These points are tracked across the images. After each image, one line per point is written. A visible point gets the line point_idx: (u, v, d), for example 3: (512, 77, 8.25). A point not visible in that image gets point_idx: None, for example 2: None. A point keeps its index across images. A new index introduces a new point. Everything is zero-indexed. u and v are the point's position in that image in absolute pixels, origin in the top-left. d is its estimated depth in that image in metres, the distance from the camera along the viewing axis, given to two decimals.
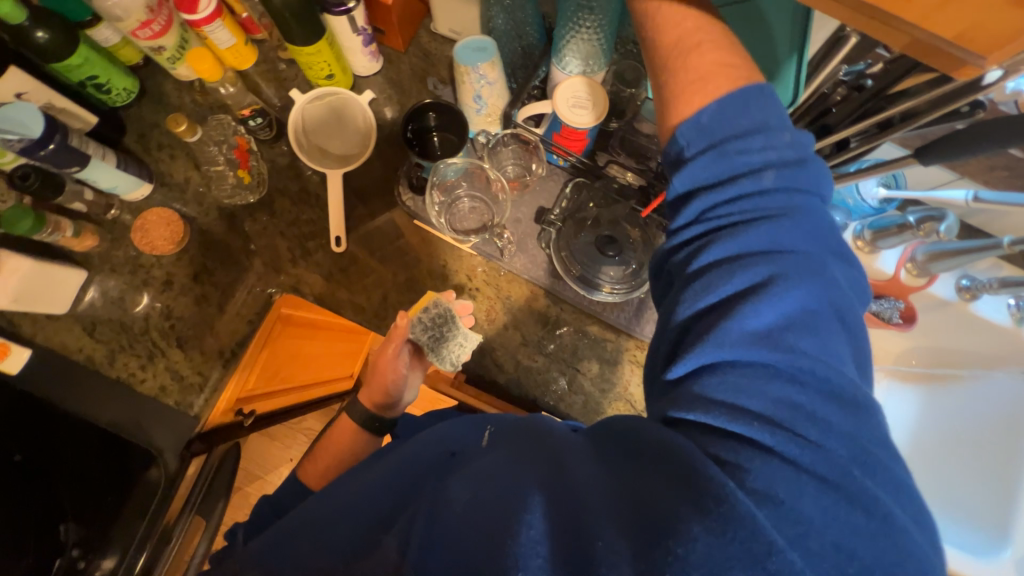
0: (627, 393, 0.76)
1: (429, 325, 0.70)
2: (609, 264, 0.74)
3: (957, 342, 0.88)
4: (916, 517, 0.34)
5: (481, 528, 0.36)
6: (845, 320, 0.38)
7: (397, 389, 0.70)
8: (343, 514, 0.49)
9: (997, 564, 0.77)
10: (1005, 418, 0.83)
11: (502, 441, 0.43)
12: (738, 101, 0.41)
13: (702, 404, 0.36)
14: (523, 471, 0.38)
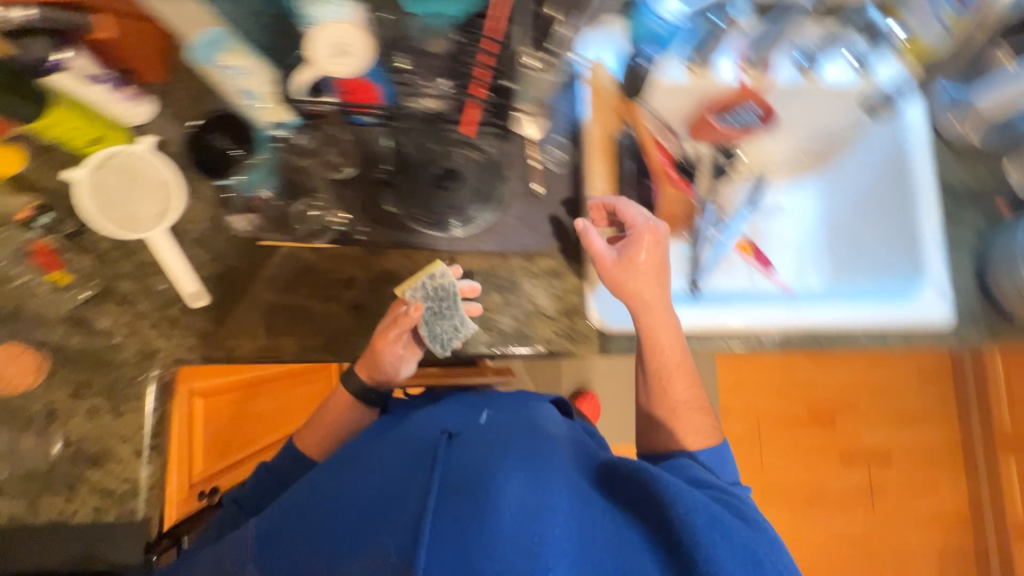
0: (536, 306, 0.76)
1: (430, 296, 0.71)
2: (460, 194, 0.75)
3: (825, 115, 0.90)
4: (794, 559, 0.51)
5: (525, 519, 0.47)
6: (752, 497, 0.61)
7: (392, 364, 0.72)
8: (354, 496, 0.56)
9: (917, 303, 0.80)
10: (889, 169, 0.87)
11: (509, 447, 0.58)
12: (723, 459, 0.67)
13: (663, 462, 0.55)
14: (548, 465, 0.55)
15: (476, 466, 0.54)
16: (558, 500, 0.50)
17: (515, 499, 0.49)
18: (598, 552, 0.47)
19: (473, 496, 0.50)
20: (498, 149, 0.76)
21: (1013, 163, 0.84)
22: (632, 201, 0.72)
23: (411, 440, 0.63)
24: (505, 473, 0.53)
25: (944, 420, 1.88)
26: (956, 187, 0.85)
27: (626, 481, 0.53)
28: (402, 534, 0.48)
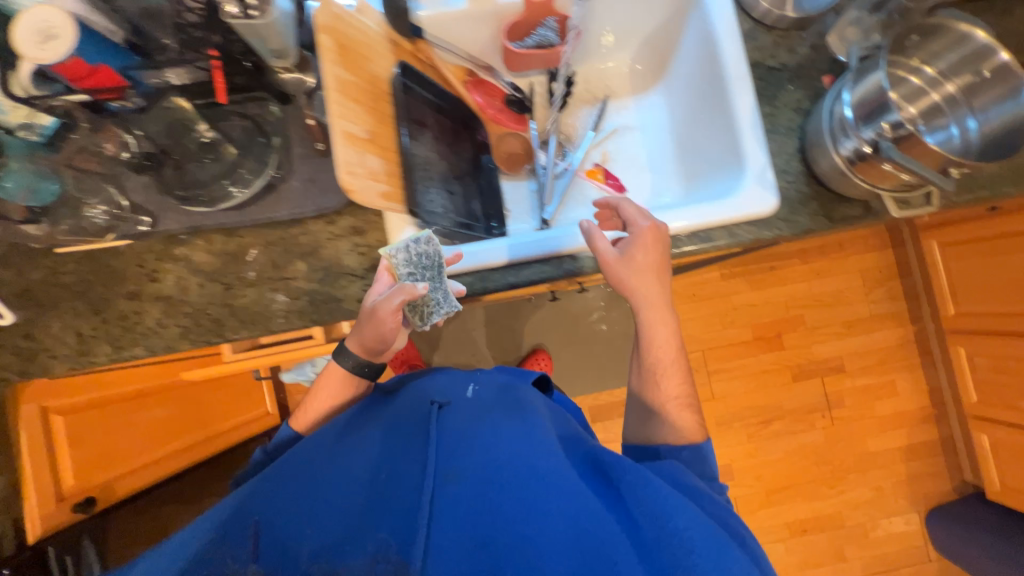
0: (343, 267, 0.75)
1: (416, 262, 0.71)
2: (229, 161, 0.71)
3: (644, 22, 0.91)
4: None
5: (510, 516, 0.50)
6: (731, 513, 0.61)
7: (384, 339, 0.70)
8: (344, 485, 0.58)
9: (738, 192, 0.76)
10: (702, 60, 0.83)
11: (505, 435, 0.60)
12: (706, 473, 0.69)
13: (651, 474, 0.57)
14: (537, 446, 0.58)
15: (473, 454, 0.58)
16: (553, 483, 0.53)
17: (513, 490, 0.53)
18: (581, 538, 0.48)
19: (469, 485, 0.54)
20: (272, 110, 0.74)
21: (831, 30, 0.78)
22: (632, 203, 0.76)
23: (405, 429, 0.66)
24: (500, 461, 0.56)
25: (895, 320, 1.84)
26: (774, 67, 0.79)
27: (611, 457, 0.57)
28: (393, 526, 0.52)
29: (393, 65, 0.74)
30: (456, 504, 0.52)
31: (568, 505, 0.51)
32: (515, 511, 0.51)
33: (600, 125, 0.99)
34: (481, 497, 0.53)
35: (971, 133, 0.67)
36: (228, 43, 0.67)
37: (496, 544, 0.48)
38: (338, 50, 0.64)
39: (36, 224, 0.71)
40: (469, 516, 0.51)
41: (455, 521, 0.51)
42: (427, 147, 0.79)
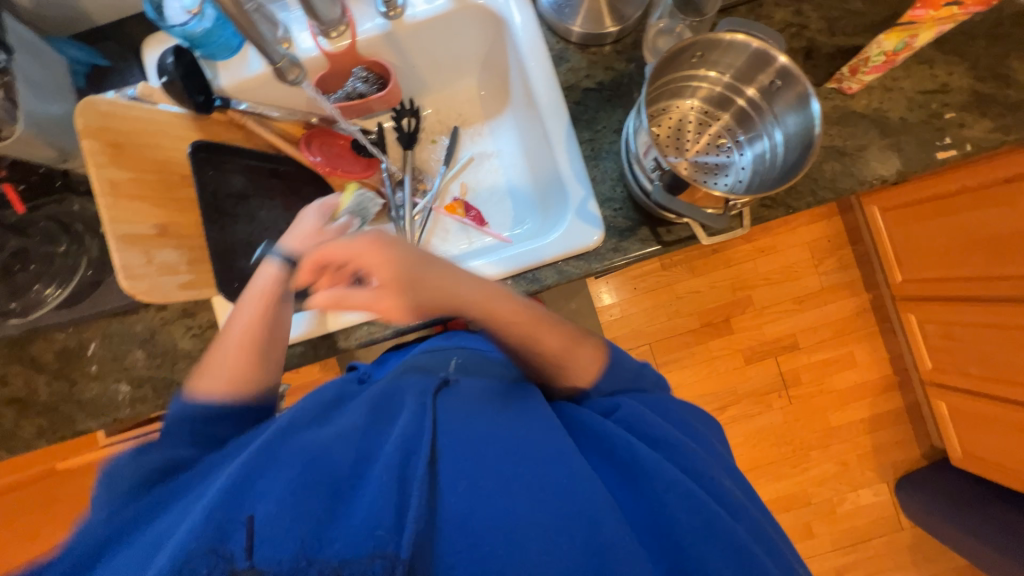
0: (179, 350, 0.76)
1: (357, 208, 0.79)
2: (43, 265, 0.73)
3: (474, 47, 0.87)
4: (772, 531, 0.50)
5: (528, 503, 0.43)
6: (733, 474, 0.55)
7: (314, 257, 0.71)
8: (320, 460, 0.43)
9: (563, 227, 0.74)
10: (526, 85, 0.80)
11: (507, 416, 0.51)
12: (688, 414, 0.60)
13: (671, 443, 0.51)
14: (549, 430, 0.50)
15: (476, 437, 0.47)
16: (562, 470, 0.46)
17: (545, 478, 0.44)
18: (604, 529, 0.42)
19: (490, 473, 0.44)
20: (78, 208, 0.75)
21: (643, 42, 0.74)
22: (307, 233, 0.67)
23: (387, 399, 0.52)
24: (518, 448, 0.47)
25: (849, 291, 1.77)
26: (590, 87, 0.75)
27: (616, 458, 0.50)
28: (384, 516, 0.39)
29: (190, 144, 0.73)
30: (473, 489, 0.43)
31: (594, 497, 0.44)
32: (535, 501, 0.43)
33: (454, 158, 0.97)
34: (500, 493, 0.43)
35: (778, 146, 0.63)
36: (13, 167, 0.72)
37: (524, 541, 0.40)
38: (111, 150, 0.64)
39: None
40: (486, 509, 0.42)
41: (471, 528, 0.41)
42: (251, 217, 0.79)
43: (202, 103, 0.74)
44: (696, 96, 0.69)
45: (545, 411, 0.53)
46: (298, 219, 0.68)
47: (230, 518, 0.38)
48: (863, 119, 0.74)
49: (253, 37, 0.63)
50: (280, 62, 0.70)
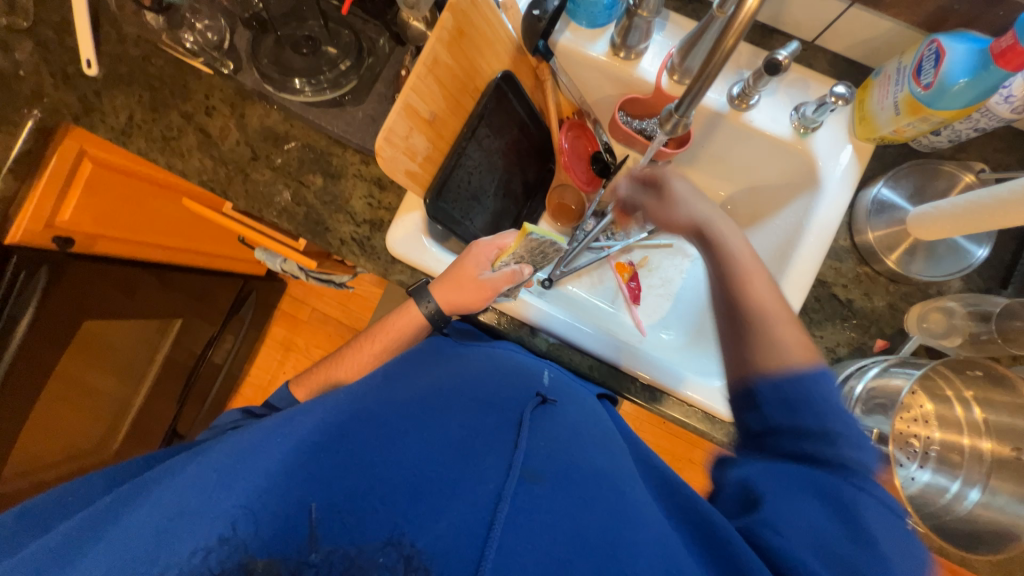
0: (348, 206, 0.78)
1: (532, 250, 0.70)
2: (320, 63, 0.75)
3: (760, 174, 0.83)
4: None
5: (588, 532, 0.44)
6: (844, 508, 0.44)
7: (472, 299, 0.70)
8: (396, 436, 0.49)
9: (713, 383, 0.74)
10: (780, 249, 0.78)
11: (586, 446, 0.54)
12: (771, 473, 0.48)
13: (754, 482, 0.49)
14: (627, 478, 0.51)
15: (557, 456, 0.51)
16: (628, 512, 0.47)
17: (603, 509, 0.46)
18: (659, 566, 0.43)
19: (557, 491, 0.47)
20: (379, 43, 0.77)
21: (920, 301, 0.70)
22: (461, 264, 0.69)
23: (481, 385, 0.59)
24: (594, 481, 0.49)
25: None
26: (838, 297, 0.73)
27: (789, 415, 0.50)
28: (453, 519, 0.43)
29: (500, 72, 0.75)
30: (547, 510, 0.45)
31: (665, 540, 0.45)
32: (598, 534, 0.44)
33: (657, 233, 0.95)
34: (560, 512, 0.45)
35: (964, 502, 0.58)
36: None
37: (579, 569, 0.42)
38: (454, 34, 0.65)
39: (156, 23, 0.77)
40: (547, 529, 0.44)
41: (534, 546, 0.43)
42: (486, 154, 0.81)
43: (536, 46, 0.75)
44: (966, 390, 0.60)
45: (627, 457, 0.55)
46: (467, 258, 0.69)
47: (301, 488, 0.44)
48: None
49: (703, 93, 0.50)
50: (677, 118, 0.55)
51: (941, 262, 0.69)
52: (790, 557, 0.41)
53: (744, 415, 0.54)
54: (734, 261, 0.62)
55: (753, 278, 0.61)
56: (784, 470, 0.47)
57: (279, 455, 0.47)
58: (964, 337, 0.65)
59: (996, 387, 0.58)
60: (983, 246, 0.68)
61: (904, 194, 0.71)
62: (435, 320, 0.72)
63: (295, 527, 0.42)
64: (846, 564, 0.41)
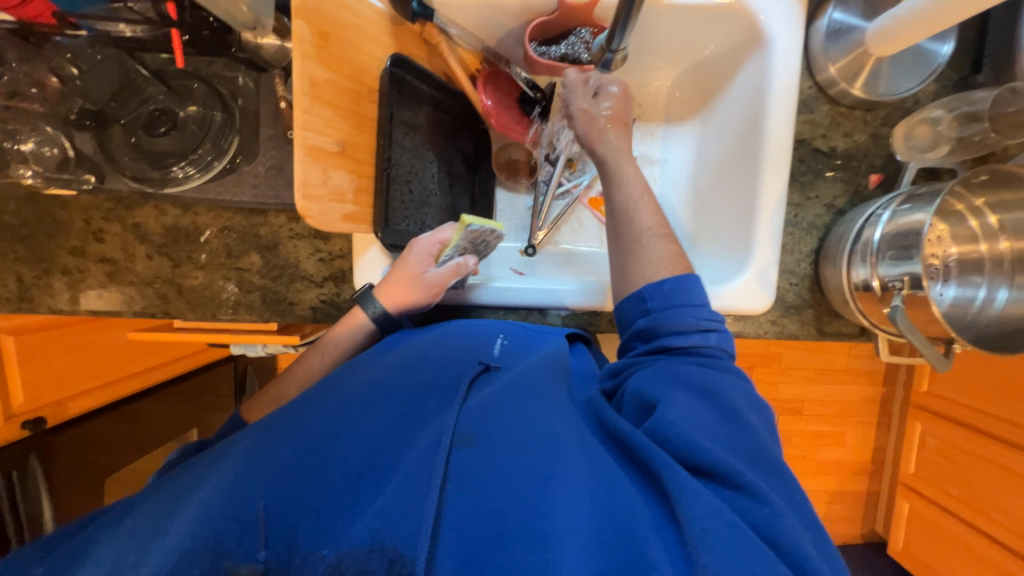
0: (301, 271, 0.71)
1: (472, 239, 0.65)
2: (188, 131, 0.63)
3: (700, 48, 0.75)
4: (757, 469, 0.47)
5: (518, 487, 0.44)
6: (715, 393, 0.51)
7: (418, 299, 0.64)
8: (331, 447, 0.48)
9: (729, 285, 0.70)
10: (747, 121, 0.71)
11: (529, 402, 0.52)
12: (660, 371, 0.53)
13: (650, 377, 0.53)
14: (569, 423, 0.50)
15: (497, 424, 0.49)
16: (563, 459, 0.46)
17: (536, 459, 0.46)
18: (587, 509, 0.42)
19: (491, 453, 0.46)
20: (240, 81, 0.65)
21: (901, 120, 0.67)
22: (403, 264, 0.63)
23: (419, 370, 0.57)
24: (541, 431, 0.48)
25: (870, 379, 1.76)
26: (821, 150, 0.69)
27: (677, 335, 0.55)
28: (383, 514, 0.42)
29: (389, 57, 0.64)
30: (481, 477, 0.44)
31: (598, 484, 0.44)
32: (531, 485, 0.44)
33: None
34: (493, 471, 0.45)
35: (994, 304, 0.60)
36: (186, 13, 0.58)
37: (508, 526, 0.41)
38: (318, 40, 0.54)
39: None
40: (476, 494, 0.43)
41: (468, 517, 0.42)
42: (413, 152, 0.72)
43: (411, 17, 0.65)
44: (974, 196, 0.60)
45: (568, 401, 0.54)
46: (407, 257, 0.63)
47: (240, 515, 0.44)
48: None
49: (636, 14, 0.47)
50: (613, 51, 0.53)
51: (907, 72, 0.65)
52: (683, 439, 0.46)
53: (634, 341, 0.59)
54: (624, 187, 0.62)
55: (640, 202, 0.61)
56: (674, 372, 0.52)
57: (226, 481, 0.47)
58: (951, 144, 0.64)
59: (1002, 184, 0.58)
60: (946, 42, 0.64)
61: (857, 11, 0.64)
62: (383, 325, 0.65)
63: (238, 557, 0.42)
64: (716, 432, 0.48)
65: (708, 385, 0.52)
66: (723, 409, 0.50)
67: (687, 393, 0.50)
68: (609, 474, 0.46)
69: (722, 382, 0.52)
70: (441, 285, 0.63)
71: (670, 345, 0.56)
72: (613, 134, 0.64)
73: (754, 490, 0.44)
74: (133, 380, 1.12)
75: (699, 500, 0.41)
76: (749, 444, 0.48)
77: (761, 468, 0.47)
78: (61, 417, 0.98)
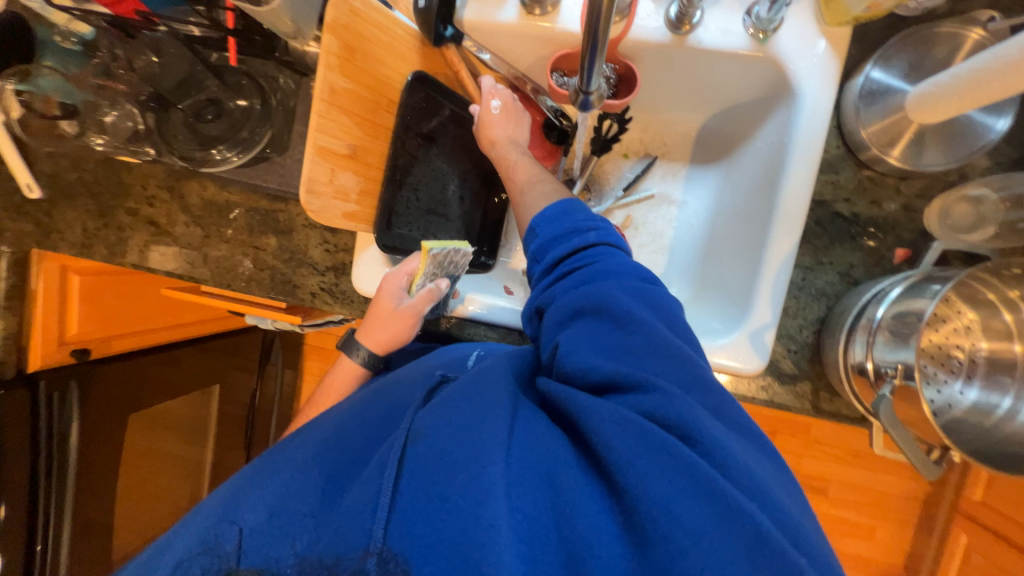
0: (308, 258, 0.76)
1: (442, 265, 0.67)
2: (232, 118, 0.72)
3: (730, 94, 0.73)
4: (697, 393, 0.45)
5: (454, 471, 0.42)
6: (622, 312, 0.48)
7: (402, 331, 0.69)
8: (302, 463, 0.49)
9: (727, 339, 0.66)
10: (768, 169, 0.68)
11: (465, 381, 0.50)
12: (564, 301, 0.51)
13: (558, 317, 0.51)
14: (497, 386, 0.48)
15: (438, 411, 0.47)
16: (489, 425, 0.44)
17: (470, 433, 0.44)
18: (534, 492, 0.41)
19: (432, 437, 0.45)
20: (282, 81, 0.72)
21: (937, 195, 0.61)
22: (378, 303, 0.68)
23: (392, 388, 0.58)
24: (470, 405, 0.46)
25: (913, 474, 1.57)
26: (842, 214, 0.64)
27: (564, 253, 0.54)
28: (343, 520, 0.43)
29: (412, 73, 0.68)
30: (426, 474, 0.43)
31: (534, 454, 0.43)
32: (467, 464, 0.42)
33: (634, 187, 0.85)
34: (434, 457, 0.43)
35: (1017, 418, 0.52)
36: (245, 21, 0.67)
37: (450, 522, 0.40)
38: (345, 53, 0.59)
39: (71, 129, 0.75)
40: (422, 492, 0.42)
41: (416, 507, 0.41)
42: (430, 167, 0.76)
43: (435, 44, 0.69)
44: (1010, 291, 0.54)
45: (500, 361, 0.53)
46: (381, 293, 0.68)
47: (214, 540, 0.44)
48: None
49: (599, 59, 0.45)
50: (588, 92, 0.51)
51: (949, 144, 0.59)
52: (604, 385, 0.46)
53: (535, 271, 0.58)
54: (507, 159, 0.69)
55: (520, 163, 0.68)
56: (578, 302, 0.50)
57: (213, 504, 0.49)
58: (999, 226, 0.58)
59: None
60: (1002, 116, 0.58)
61: (899, 74, 0.60)
62: (371, 364, 0.73)
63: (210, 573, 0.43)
64: (635, 358, 0.46)
65: (604, 303, 0.49)
66: (646, 331, 0.47)
67: (599, 325, 0.48)
68: (548, 445, 0.44)
69: (629, 295, 0.49)
70: (414, 310, 0.67)
71: (570, 262, 0.54)
72: (496, 117, 0.71)
73: (700, 436, 0.41)
74: (167, 330, 1.25)
75: (648, 484, 0.39)
76: (684, 370, 0.46)
77: (689, 387, 0.45)
78: (103, 350, 1.10)
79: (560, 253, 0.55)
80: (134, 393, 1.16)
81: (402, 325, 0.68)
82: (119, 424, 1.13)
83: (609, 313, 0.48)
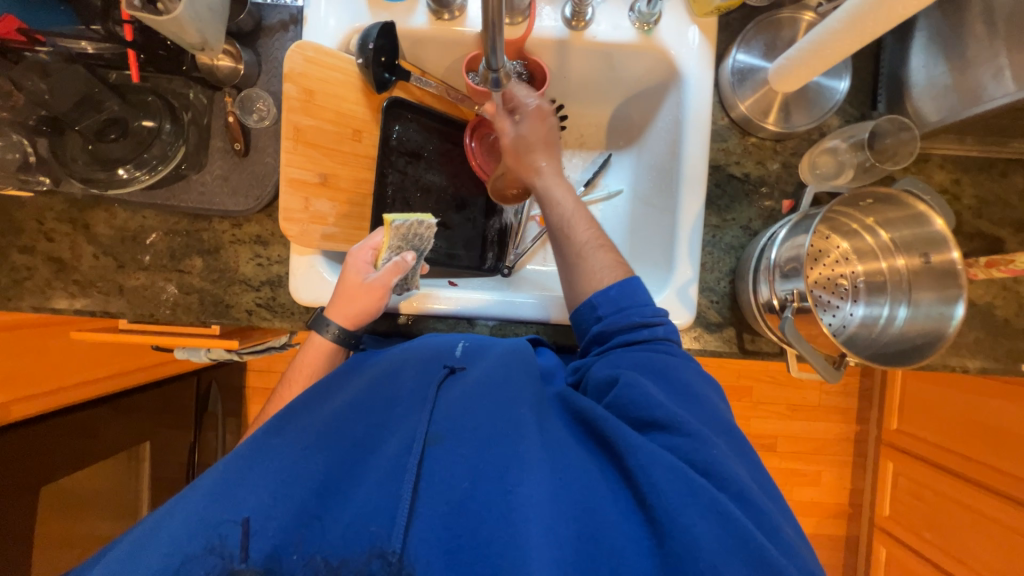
0: (239, 274, 0.73)
1: (406, 239, 0.68)
2: (138, 138, 0.68)
3: (626, 84, 0.82)
4: (731, 445, 0.51)
5: (495, 496, 0.43)
6: (672, 375, 0.54)
7: (371, 307, 0.65)
8: (302, 458, 0.47)
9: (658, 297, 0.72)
10: (670, 146, 0.76)
11: (503, 399, 0.51)
12: (624, 357, 0.56)
13: (614, 365, 0.56)
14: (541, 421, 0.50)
15: (476, 431, 0.48)
16: (531, 456, 0.46)
17: (516, 464, 0.45)
18: (564, 520, 0.43)
19: (475, 459, 0.46)
20: (192, 97, 0.71)
21: (806, 152, 0.72)
22: (344, 279, 0.65)
23: (395, 377, 0.56)
24: (511, 430, 0.48)
25: (843, 417, 1.73)
26: (735, 175, 0.74)
27: (621, 318, 0.59)
28: (357, 533, 0.42)
29: (388, 99, 0.74)
30: (462, 496, 0.44)
31: (577, 489, 0.45)
32: (513, 493, 0.43)
33: (592, 184, 0.91)
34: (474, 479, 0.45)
35: (895, 321, 0.62)
36: (143, 35, 0.66)
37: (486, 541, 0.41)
38: None
39: None
40: (456, 512, 0.43)
41: (442, 515, 0.43)
42: (415, 179, 0.80)
43: (381, 82, 0.71)
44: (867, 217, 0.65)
45: (540, 393, 0.55)
46: (346, 271, 0.66)
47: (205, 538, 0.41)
48: (993, 329, 0.71)
49: (501, 46, 0.49)
50: (495, 70, 0.53)
51: (808, 107, 0.70)
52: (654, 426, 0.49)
53: (591, 347, 0.62)
54: (556, 209, 0.68)
55: (573, 219, 0.67)
56: (634, 360, 0.55)
57: (194, 503, 0.43)
58: (855, 168, 0.70)
59: (888, 205, 0.61)
60: (842, 79, 0.70)
61: (759, 53, 0.71)
62: (344, 341, 0.66)
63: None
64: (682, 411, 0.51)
65: (660, 370, 0.55)
66: (696, 398, 0.53)
67: (651, 382, 0.53)
68: (594, 480, 0.46)
69: (684, 368, 0.56)
70: (384, 284, 0.65)
71: (631, 311, 0.59)
72: (542, 159, 0.71)
73: (742, 490, 0.45)
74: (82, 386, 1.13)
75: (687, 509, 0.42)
76: (720, 426, 0.53)
77: (728, 442, 0.52)
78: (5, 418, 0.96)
79: (621, 313, 0.59)
80: (45, 464, 1.02)
81: (371, 302, 0.65)
82: (26, 506, 0.99)
83: (663, 375, 0.54)
